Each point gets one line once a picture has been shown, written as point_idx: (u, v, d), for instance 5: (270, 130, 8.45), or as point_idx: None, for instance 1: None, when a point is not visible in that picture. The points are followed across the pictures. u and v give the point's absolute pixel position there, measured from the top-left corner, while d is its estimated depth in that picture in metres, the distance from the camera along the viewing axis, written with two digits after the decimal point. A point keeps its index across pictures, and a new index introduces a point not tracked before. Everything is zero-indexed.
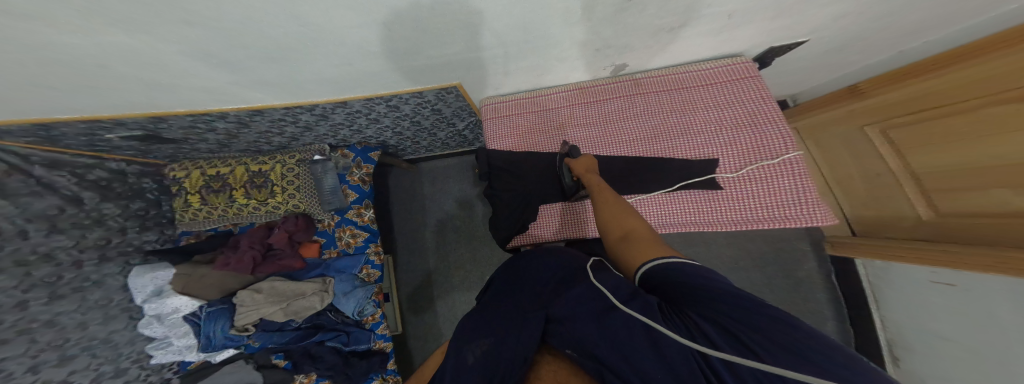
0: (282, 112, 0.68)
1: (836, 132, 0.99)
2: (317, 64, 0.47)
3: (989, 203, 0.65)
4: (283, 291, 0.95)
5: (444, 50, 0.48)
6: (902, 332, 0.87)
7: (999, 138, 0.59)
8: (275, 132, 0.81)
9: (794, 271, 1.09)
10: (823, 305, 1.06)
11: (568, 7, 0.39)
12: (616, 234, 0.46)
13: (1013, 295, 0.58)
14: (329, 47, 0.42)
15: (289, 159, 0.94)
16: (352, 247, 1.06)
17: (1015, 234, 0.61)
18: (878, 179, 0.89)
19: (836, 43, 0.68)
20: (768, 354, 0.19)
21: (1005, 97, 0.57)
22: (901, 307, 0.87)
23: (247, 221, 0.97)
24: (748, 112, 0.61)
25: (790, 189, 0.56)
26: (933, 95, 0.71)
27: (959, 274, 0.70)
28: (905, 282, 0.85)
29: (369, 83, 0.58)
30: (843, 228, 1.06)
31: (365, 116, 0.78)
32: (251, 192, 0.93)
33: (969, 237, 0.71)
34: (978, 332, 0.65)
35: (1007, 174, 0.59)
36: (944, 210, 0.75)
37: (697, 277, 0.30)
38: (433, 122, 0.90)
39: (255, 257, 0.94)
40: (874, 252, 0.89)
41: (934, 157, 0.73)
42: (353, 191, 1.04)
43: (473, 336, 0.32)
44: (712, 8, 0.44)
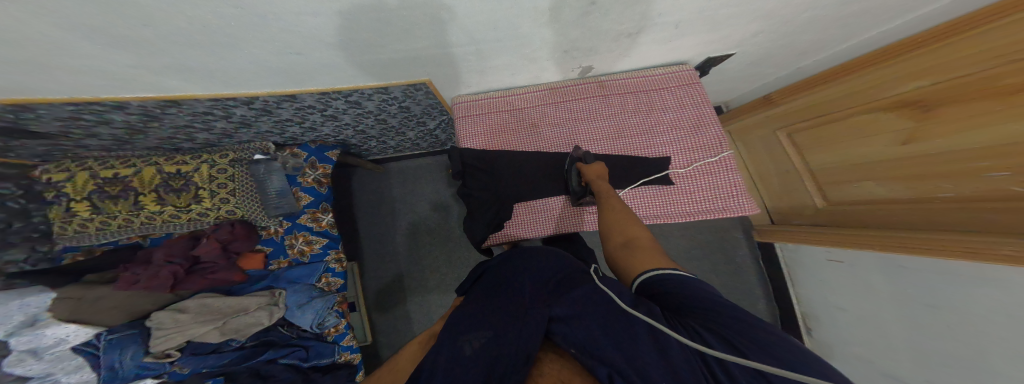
0: (209, 104, 0.61)
1: (756, 135, 1.14)
2: (260, 52, 0.43)
3: (862, 192, 0.81)
4: (218, 307, 0.83)
5: (412, 44, 0.47)
6: (811, 305, 1.02)
7: (871, 139, 0.75)
8: (198, 126, 0.71)
9: (732, 257, 1.22)
10: (758, 289, 1.20)
11: (540, 7, 0.40)
12: (619, 240, 0.49)
13: (883, 273, 0.75)
14: (275, 33, 0.39)
15: (219, 158, 0.82)
16: (307, 255, 0.96)
17: (893, 216, 0.74)
18: (788, 175, 1.04)
19: (759, 56, 0.80)
20: (754, 353, 0.23)
21: (873, 106, 0.73)
22: (810, 285, 1.02)
23: (161, 231, 0.81)
24: (693, 115, 0.69)
25: (728, 182, 0.65)
26: (825, 104, 0.85)
27: (845, 252, 0.85)
28: (809, 261, 1.00)
29: (324, 75, 0.54)
30: (763, 218, 1.19)
31: (319, 112, 0.73)
32: (167, 197, 0.79)
33: (852, 223, 0.86)
34: (869, 301, 0.79)
35: (887, 168, 0.73)
36: (833, 201, 0.90)
37: (693, 288, 0.33)
38: (401, 120, 0.87)
39: (177, 273, 0.81)
40: (793, 238, 1.02)
41: (824, 156, 0.89)
42: (307, 194, 0.96)
43: (468, 330, 0.36)
44: (662, 18, 0.50)
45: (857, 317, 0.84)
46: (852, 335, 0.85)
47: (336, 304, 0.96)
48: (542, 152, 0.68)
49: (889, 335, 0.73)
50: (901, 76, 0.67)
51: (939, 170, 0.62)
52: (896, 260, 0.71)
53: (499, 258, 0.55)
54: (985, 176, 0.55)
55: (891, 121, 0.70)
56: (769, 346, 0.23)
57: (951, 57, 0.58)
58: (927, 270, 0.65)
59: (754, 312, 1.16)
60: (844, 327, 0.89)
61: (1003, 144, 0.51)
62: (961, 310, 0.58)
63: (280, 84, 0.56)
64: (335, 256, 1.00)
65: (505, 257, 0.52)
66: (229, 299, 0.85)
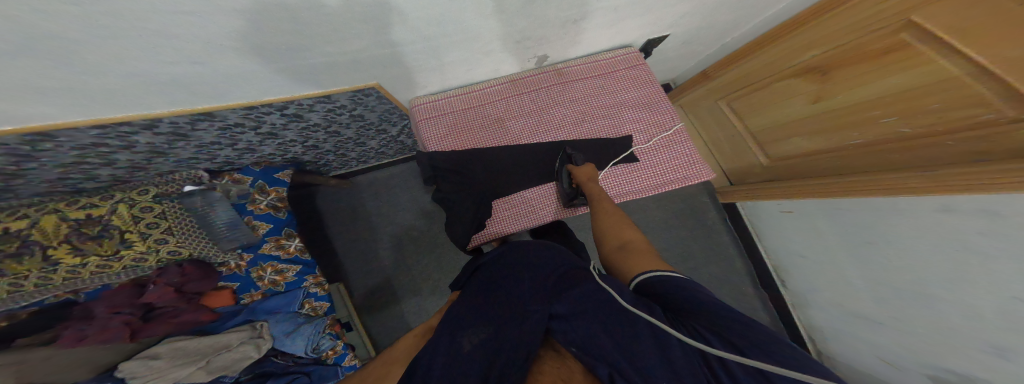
0: (98, 132, 0.51)
1: (701, 106, 1.20)
2: (156, 65, 0.37)
3: (793, 148, 0.90)
4: (195, 349, 0.77)
5: (344, 46, 0.43)
6: (778, 257, 1.13)
7: (791, 102, 0.84)
8: (95, 161, 0.61)
9: (704, 220, 1.29)
10: (728, 246, 1.27)
11: (482, 2, 0.39)
12: (615, 244, 0.54)
13: (827, 211, 0.85)
14: (171, 40, 0.33)
15: (139, 195, 0.75)
16: (281, 284, 0.92)
17: (824, 166, 0.83)
18: (733, 139, 1.11)
19: (704, 31, 0.82)
20: (750, 350, 0.26)
21: (787, 73, 0.82)
22: (772, 236, 1.12)
23: (91, 285, 0.72)
24: (649, 92, 0.71)
25: (687, 153, 0.69)
26: (752, 73, 0.91)
27: (795, 204, 0.96)
28: (766, 214, 1.11)
29: (249, 85, 0.48)
30: (722, 179, 1.26)
31: (251, 130, 0.66)
32: (85, 248, 0.69)
33: (791, 175, 0.95)
34: (823, 239, 0.91)
35: (815, 124, 0.80)
36: (774, 158, 0.99)
37: (690, 291, 0.36)
38: (357, 130, 0.82)
39: (130, 323, 0.74)
40: (744, 195, 1.12)
41: (757, 120, 0.98)
42: (263, 222, 0.89)
43: (463, 328, 0.38)
44: (601, 3, 0.49)
45: (818, 259, 0.95)
46: (820, 279, 0.97)
47: (328, 326, 0.95)
48: (509, 146, 0.67)
49: (846, 271, 0.86)
50: (801, 47, 0.76)
51: (849, 121, 0.72)
52: (834, 203, 0.82)
53: (492, 254, 0.57)
54: (880, 122, 0.66)
55: (802, 85, 0.79)
56: (763, 344, 0.26)
57: (850, 20, 0.64)
58: (864, 209, 0.75)
59: (729, 267, 1.25)
60: (811, 272, 1.00)
61: (898, 92, 0.60)
62: (913, 235, 0.67)
63: (195, 97, 0.48)
64: (314, 280, 0.96)
65: (498, 255, 0.54)
66: (206, 338, 0.80)
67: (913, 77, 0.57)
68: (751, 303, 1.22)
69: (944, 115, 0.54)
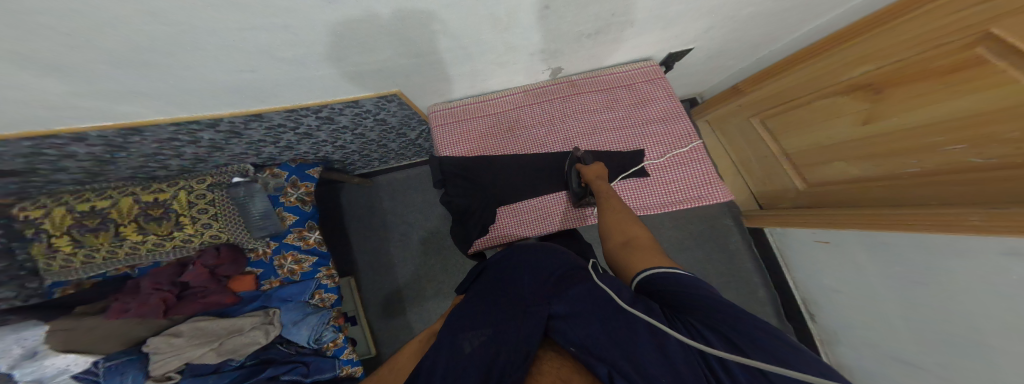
0: (172, 129, 0.59)
1: (732, 122, 1.15)
2: (213, 72, 0.42)
3: (837, 172, 0.82)
4: (212, 331, 0.83)
5: (371, 56, 0.46)
6: (808, 289, 1.03)
7: (835, 121, 0.77)
8: (164, 153, 0.69)
9: (726, 245, 1.21)
10: (754, 274, 1.18)
11: (496, 13, 0.40)
12: (620, 240, 0.51)
13: (866, 245, 0.77)
14: (226, 49, 0.37)
15: (197, 184, 0.82)
16: (298, 273, 0.97)
17: (868, 194, 0.76)
18: (765, 160, 1.05)
19: (729, 47, 0.80)
20: (753, 351, 0.24)
21: (833, 90, 0.76)
22: (801, 266, 1.03)
23: (146, 261, 0.80)
24: (665, 108, 0.69)
25: (704, 171, 0.65)
26: (789, 90, 0.88)
27: (829, 234, 0.88)
28: (797, 243, 1.02)
29: (287, 91, 0.53)
30: (750, 202, 1.19)
31: (290, 130, 0.72)
32: (149, 227, 0.78)
33: (831, 202, 0.88)
34: (863, 274, 0.81)
35: (856, 148, 0.75)
36: (811, 182, 0.92)
37: (694, 289, 0.34)
38: (379, 133, 0.86)
39: (166, 299, 0.82)
40: (776, 221, 1.04)
41: (796, 139, 0.91)
42: (292, 213, 0.95)
43: (468, 328, 0.37)
44: (617, 17, 0.50)
45: (850, 294, 0.86)
46: (852, 317, 0.88)
47: (332, 319, 0.98)
48: (520, 155, 0.68)
49: (886, 309, 0.76)
50: (852, 61, 0.70)
51: (903, 146, 0.64)
52: (879, 237, 0.74)
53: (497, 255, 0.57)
54: (943, 149, 0.57)
55: (849, 103, 0.73)
56: (768, 345, 0.24)
57: (901, 37, 0.60)
58: (913, 246, 0.67)
59: (752, 297, 1.16)
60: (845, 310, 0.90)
61: (964, 116, 0.52)
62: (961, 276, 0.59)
63: (242, 103, 0.55)
64: (326, 273, 1.00)
65: (495, 263, 0.53)
66: (224, 321, 0.85)
67: (977, 101, 0.50)
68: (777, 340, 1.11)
69: (1023, 144, 0.45)
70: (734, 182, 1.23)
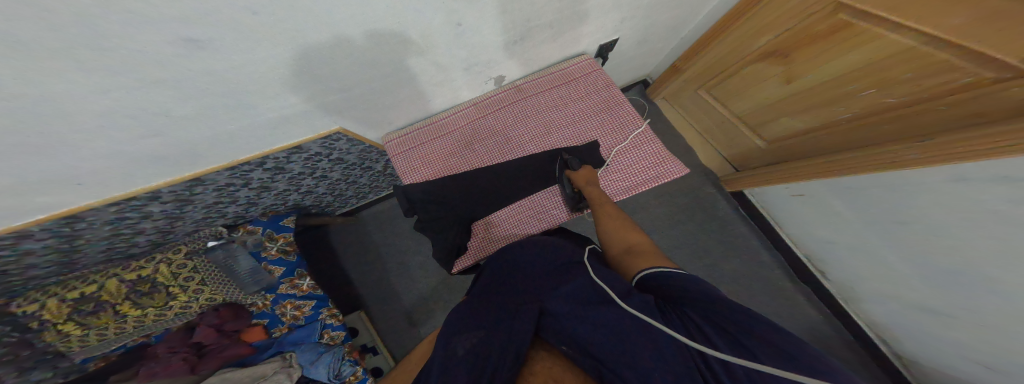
0: (116, 209, 0.58)
1: (684, 96, 1.19)
2: (131, 143, 0.42)
3: (782, 128, 0.90)
4: (238, 378, 0.78)
5: (288, 99, 0.47)
6: (806, 244, 1.04)
7: (766, 85, 0.86)
8: (126, 231, 0.69)
9: (716, 213, 1.21)
10: (749, 237, 1.17)
11: (408, 38, 0.44)
12: (622, 247, 0.53)
13: (835, 192, 0.81)
14: (134, 117, 0.37)
15: (174, 254, 0.83)
16: (301, 318, 0.96)
17: (818, 142, 0.81)
18: (724, 125, 1.10)
19: (660, 25, 0.82)
20: (756, 352, 0.26)
21: (753, 58, 0.85)
22: (792, 223, 1.04)
23: (157, 329, 0.81)
24: (608, 96, 0.69)
25: (656, 151, 0.66)
26: (722, 61, 0.94)
27: (803, 186, 0.90)
28: (778, 199, 1.04)
29: (222, 149, 0.53)
30: (725, 167, 1.20)
31: (245, 186, 0.71)
32: (144, 302, 0.78)
33: (790, 154, 0.93)
34: (846, 222, 0.83)
35: (798, 101, 0.80)
36: (769, 139, 0.97)
37: (693, 286, 0.36)
38: (342, 171, 0.87)
39: (187, 359, 0.80)
40: (748, 183, 1.07)
41: (740, 105, 0.99)
42: (276, 266, 0.92)
43: (465, 332, 0.38)
44: (532, 22, 0.53)
45: (847, 244, 0.87)
46: (858, 263, 0.88)
47: (347, 353, 0.96)
48: (475, 170, 0.67)
49: (887, 251, 0.77)
50: (755, 34, 0.80)
51: (829, 96, 0.72)
52: (843, 183, 0.78)
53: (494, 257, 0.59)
54: (860, 95, 0.66)
55: (770, 68, 0.82)
56: (771, 341, 0.27)
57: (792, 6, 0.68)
58: (878, 187, 0.71)
59: (755, 259, 1.15)
60: (845, 260, 0.92)
61: (864, 66, 0.61)
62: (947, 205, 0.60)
63: (186, 161, 0.53)
64: (328, 313, 0.99)
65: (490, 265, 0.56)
66: (247, 369, 0.81)
67: (870, 52, 0.58)
68: (790, 294, 1.10)
69: (921, 82, 0.54)
70: (705, 151, 1.24)
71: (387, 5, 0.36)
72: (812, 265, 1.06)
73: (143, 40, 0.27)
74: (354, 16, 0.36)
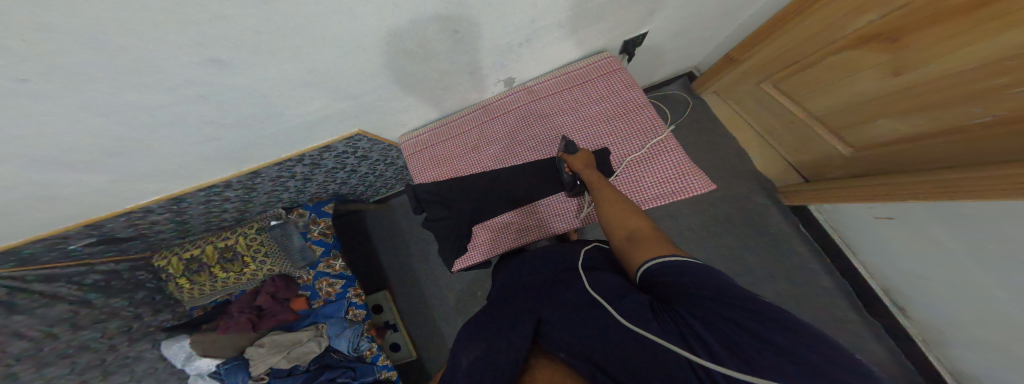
0: (203, 193, 0.73)
1: (740, 91, 1.02)
2: (190, 146, 0.51)
3: (885, 131, 0.70)
4: (282, 341, 1.00)
5: (305, 107, 0.52)
6: (887, 276, 0.85)
7: (862, 76, 0.66)
8: (215, 211, 0.86)
9: (767, 229, 1.04)
10: (807, 260, 1.00)
11: (406, 48, 0.45)
12: (624, 235, 0.44)
13: (940, 217, 0.64)
14: (189, 126, 0.46)
15: (248, 230, 1.03)
16: (334, 294, 1.10)
17: (932, 152, 0.62)
18: (793, 126, 0.92)
19: (703, 13, 0.71)
20: (758, 355, 0.20)
21: (843, 44, 0.66)
22: (870, 249, 0.86)
23: (236, 289, 1.04)
24: (628, 98, 0.64)
25: (680, 161, 0.59)
26: (790, 51, 0.78)
27: (889, 207, 0.74)
28: (853, 220, 0.86)
29: (263, 150, 0.62)
30: (790, 175, 1.02)
31: (291, 178, 0.84)
32: (227, 266, 1.00)
33: (888, 165, 0.73)
34: (944, 255, 0.67)
35: (901, 100, 0.62)
36: (856, 145, 0.78)
37: (692, 276, 0.29)
38: (369, 166, 0.95)
39: (251, 318, 1.01)
40: (819, 196, 0.88)
41: (822, 100, 0.79)
42: (319, 246, 1.08)
43: (469, 343, 0.36)
44: (540, 22, 0.50)
45: (946, 282, 0.70)
46: (961, 310, 0.69)
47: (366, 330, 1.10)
48: (484, 172, 0.68)
49: (1000, 300, 0.60)
50: (845, 13, 0.61)
51: (946, 96, 0.55)
52: (954, 209, 0.61)
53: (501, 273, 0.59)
54: (1010, 93, 0.46)
55: (868, 55, 0.63)
56: (781, 342, 0.20)
57: None
58: (995, 217, 0.55)
59: (811, 287, 0.98)
60: (946, 304, 0.72)
61: (1016, 55, 0.43)
62: None
63: (241, 158, 0.63)
64: (355, 292, 1.13)
65: (509, 271, 0.55)
66: (289, 334, 1.02)
67: (1001, 44, 0.43)
68: (855, 333, 0.92)
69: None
70: (764, 155, 1.07)
71: (376, 17, 0.36)
72: (894, 303, 0.87)
73: (177, 60, 0.32)
74: (346, 29, 0.37)
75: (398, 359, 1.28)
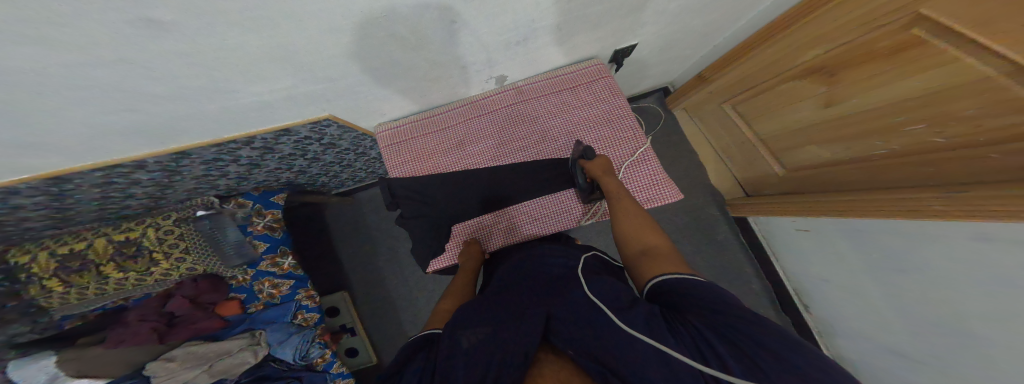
0: (100, 174, 0.58)
1: (706, 110, 1.14)
2: (100, 121, 0.39)
3: (813, 156, 0.83)
4: (202, 353, 0.84)
5: (269, 85, 0.44)
6: (798, 278, 1.04)
7: (802, 105, 0.78)
8: (115, 195, 0.69)
9: (713, 236, 1.19)
10: (742, 264, 1.17)
11: (397, 34, 0.40)
12: (636, 249, 0.48)
13: (844, 233, 0.79)
14: (100, 97, 0.34)
15: (163, 220, 0.85)
16: (278, 297, 0.99)
17: (844, 177, 0.76)
18: (744, 146, 1.05)
19: (673, 38, 0.79)
20: (760, 355, 0.23)
21: (793, 73, 0.76)
22: (790, 256, 1.03)
23: (136, 294, 0.85)
24: (610, 107, 0.67)
25: (655, 172, 0.64)
26: (750, 76, 0.88)
27: (810, 222, 0.89)
28: (779, 231, 1.03)
29: (205, 128, 0.52)
30: (736, 190, 1.17)
31: (232, 162, 0.71)
32: (127, 264, 0.81)
33: (812, 186, 0.88)
34: (843, 266, 0.83)
35: (827, 131, 0.75)
36: (791, 167, 0.92)
37: (694, 291, 0.32)
38: (335, 154, 0.87)
39: (157, 328, 0.83)
40: (760, 209, 1.03)
41: (769, 125, 0.92)
42: (261, 241, 0.95)
43: (469, 324, 0.36)
44: (538, 23, 0.49)
45: (840, 285, 0.87)
46: (845, 306, 0.88)
47: (317, 336, 1.03)
48: (468, 170, 0.67)
49: (875, 300, 0.77)
50: (802, 44, 0.69)
51: (860, 131, 0.67)
52: (853, 224, 0.76)
53: (501, 269, 0.57)
54: (908, 130, 0.57)
55: (810, 86, 0.73)
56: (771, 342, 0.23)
57: (829, 26, 0.62)
58: (882, 232, 0.69)
59: (744, 287, 1.15)
60: (836, 300, 0.91)
61: (915, 97, 0.53)
62: (938, 269, 0.60)
63: (168, 135, 0.51)
64: (306, 294, 1.03)
65: (508, 266, 0.55)
66: (213, 344, 0.86)
67: (905, 87, 0.54)
68: None
69: (984, 123, 0.45)
70: (717, 170, 1.21)
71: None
72: (800, 299, 1.06)
73: None
74: (334, 6, 0.31)
75: (354, 365, 1.22)
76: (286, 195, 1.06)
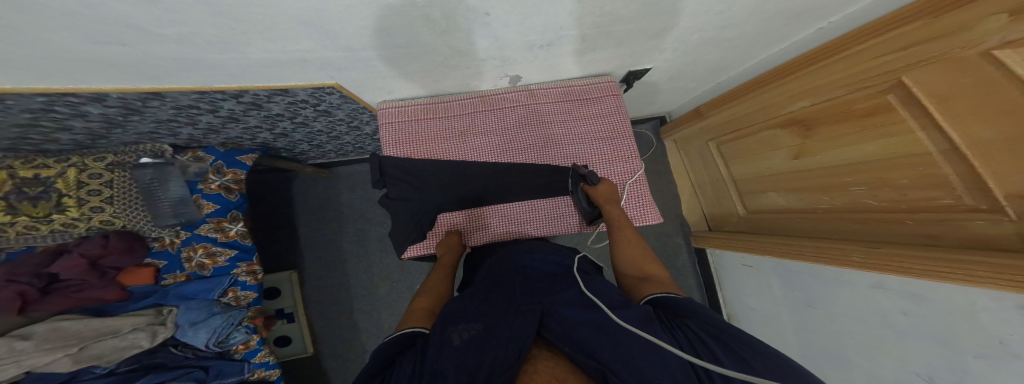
0: (39, 104, 0.47)
1: (694, 144, 1.25)
2: (73, 55, 0.34)
3: (772, 202, 0.95)
4: (73, 332, 0.72)
5: (286, 45, 0.41)
6: (733, 308, 1.18)
7: (776, 153, 0.88)
8: (46, 126, 0.57)
9: (674, 261, 1.31)
10: (693, 290, 1.29)
11: (430, 16, 0.40)
12: (637, 276, 0.52)
13: (778, 271, 0.92)
14: (93, 33, 0.30)
15: (92, 161, 0.73)
16: (208, 269, 0.89)
17: (793, 224, 0.88)
18: (719, 182, 1.17)
19: (674, 71, 0.86)
20: (759, 365, 0.27)
21: (776, 122, 0.85)
22: (733, 288, 1.16)
23: (21, 243, 0.71)
24: (610, 126, 0.72)
25: (639, 193, 0.71)
26: (739, 119, 0.97)
27: (753, 259, 1.03)
28: (729, 264, 1.16)
29: (195, 75, 0.47)
30: (702, 222, 1.30)
31: (205, 112, 0.64)
32: (20, 206, 0.67)
33: (763, 228, 1.00)
34: (773, 301, 0.96)
35: (789, 179, 0.86)
36: (751, 208, 1.05)
37: (694, 306, 0.37)
38: (325, 123, 0.82)
39: (26, 292, 0.69)
40: (718, 242, 1.15)
41: (744, 167, 1.03)
42: (211, 202, 0.87)
43: (462, 321, 0.37)
44: (565, 31, 0.52)
45: (764, 316, 1.01)
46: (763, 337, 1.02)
47: (248, 319, 0.95)
48: (468, 161, 0.68)
49: (787, 336, 0.90)
50: (788, 96, 0.78)
51: (815, 184, 0.77)
52: (786, 266, 0.88)
53: (491, 262, 0.58)
54: (851, 189, 0.68)
55: (786, 137, 0.83)
56: (763, 352, 0.28)
57: (812, 85, 0.70)
58: (807, 275, 0.82)
59: None
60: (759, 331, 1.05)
61: (863, 162, 0.63)
62: (837, 312, 0.73)
63: (147, 76, 0.44)
64: (246, 269, 0.94)
65: (492, 265, 0.57)
66: (96, 321, 0.75)
67: (858, 152, 0.63)
68: None
69: (908, 193, 0.55)
70: (689, 201, 1.33)
71: None
72: None
73: None
74: None
75: (285, 354, 1.14)
76: (257, 157, 0.98)
